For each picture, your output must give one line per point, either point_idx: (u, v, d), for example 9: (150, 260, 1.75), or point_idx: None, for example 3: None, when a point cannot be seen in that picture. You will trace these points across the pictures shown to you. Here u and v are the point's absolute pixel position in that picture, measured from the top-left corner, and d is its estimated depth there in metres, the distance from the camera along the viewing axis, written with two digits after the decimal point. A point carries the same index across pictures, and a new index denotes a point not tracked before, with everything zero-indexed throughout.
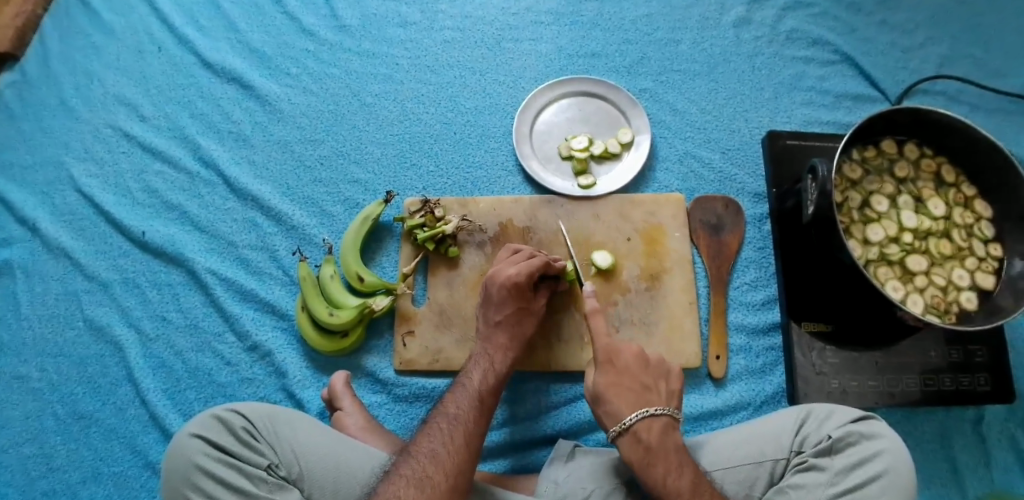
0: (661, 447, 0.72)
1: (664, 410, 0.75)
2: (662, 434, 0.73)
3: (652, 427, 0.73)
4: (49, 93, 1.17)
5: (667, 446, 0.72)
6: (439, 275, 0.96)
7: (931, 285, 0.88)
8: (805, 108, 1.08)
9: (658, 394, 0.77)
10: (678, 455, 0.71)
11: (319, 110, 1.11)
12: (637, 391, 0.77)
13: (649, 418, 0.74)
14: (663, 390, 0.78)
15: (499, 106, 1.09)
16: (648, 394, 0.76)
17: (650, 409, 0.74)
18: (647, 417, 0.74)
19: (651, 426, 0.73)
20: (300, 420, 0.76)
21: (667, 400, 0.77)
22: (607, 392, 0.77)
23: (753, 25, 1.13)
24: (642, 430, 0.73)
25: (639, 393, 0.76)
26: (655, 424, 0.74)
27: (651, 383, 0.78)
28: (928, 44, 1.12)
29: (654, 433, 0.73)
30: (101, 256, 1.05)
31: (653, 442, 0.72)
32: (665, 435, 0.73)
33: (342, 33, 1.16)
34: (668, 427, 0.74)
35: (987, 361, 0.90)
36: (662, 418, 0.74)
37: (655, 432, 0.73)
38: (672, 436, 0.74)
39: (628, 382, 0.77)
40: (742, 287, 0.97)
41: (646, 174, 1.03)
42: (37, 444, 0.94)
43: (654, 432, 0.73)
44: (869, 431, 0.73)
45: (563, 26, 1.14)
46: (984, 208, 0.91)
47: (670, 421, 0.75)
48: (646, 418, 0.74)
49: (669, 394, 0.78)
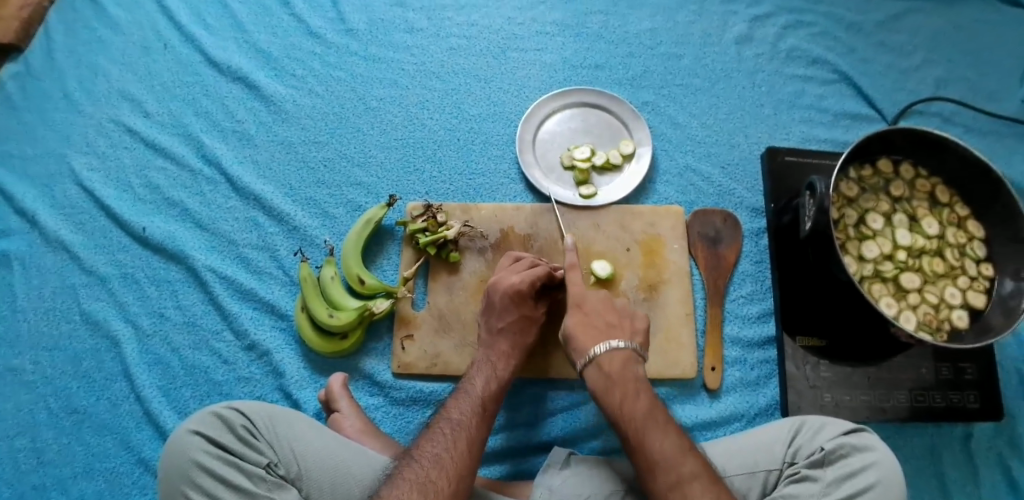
0: (621, 376, 0.75)
1: (625, 342, 0.78)
2: (622, 364, 0.76)
3: (614, 358, 0.77)
4: (53, 86, 1.17)
5: (627, 375, 0.75)
6: (439, 280, 0.97)
7: (924, 302, 0.90)
8: (804, 125, 1.10)
9: (622, 330, 0.81)
10: (636, 383, 0.75)
11: (324, 112, 1.12)
12: (601, 328, 0.81)
13: (611, 350, 0.77)
14: (628, 327, 0.82)
15: (503, 114, 1.11)
16: (613, 330, 0.80)
17: (612, 341, 0.78)
18: (608, 349, 0.77)
19: (613, 357, 0.77)
20: (300, 421, 0.76)
21: (631, 336, 0.80)
22: (575, 330, 0.81)
23: (754, 43, 1.15)
24: (605, 361, 0.77)
25: (602, 330, 0.80)
26: (617, 355, 0.77)
27: (615, 320, 0.82)
28: (924, 66, 1.15)
29: (614, 364, 0.76)
30: (100, 251, 1.05)
31: (613, 371, 0.76)
32: (625, 365, 0.76)
33: (349, 37, 1.17)
34: (630, 358, 0.77)
35: (977, 379, 0.92)
36: (623, 350, 0.77)
37: (615, 361, 0.76)
38: (633, 367, 0.77)
39: (594, 320, 0.82)
40: (738, 300, 0.98)
41: (647, 186, 1.05)
42: (28, 438, 0.93)
43: (616, 362, 0.76)
44: (861, 443, 0.74)
45: (568, 38, 1.16)
46: (977, 228, 0.93)
47: (631, 353, 0.78)
48: (610, 350, 0.77)
49: (633, 331, 0.81)
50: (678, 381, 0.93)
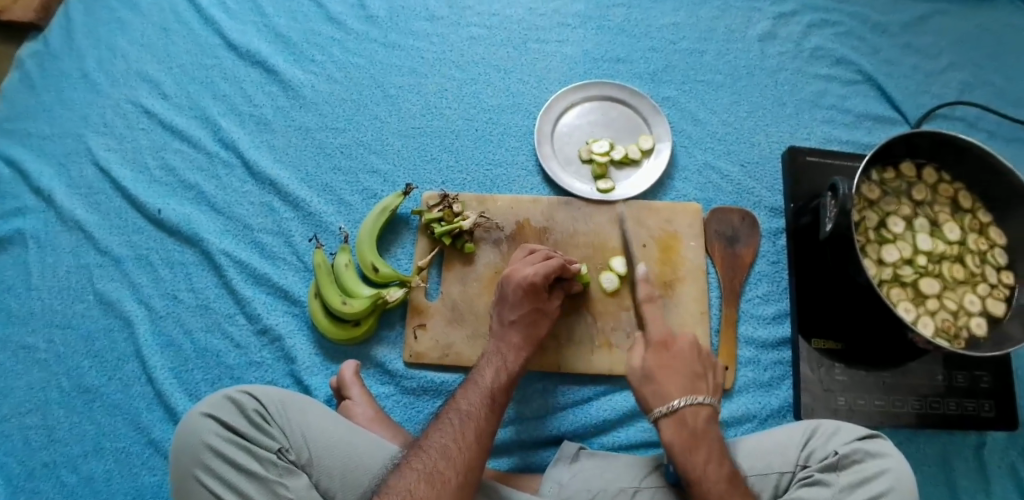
0: (704, 435, 0.75)
1: (710, 400, 0.78)
2: (706, 422, 0.76)
3: (699, 414, 0.76)
4: (72, 65, 1.16)
5: (709, 433, 0.75)
6: (453, 270, 0.96)
7: (942, 308, 0.89)
8: (826, 126, 1.08)
9: (706, 385, 0.81)
10: (718, 446, 0.74)
11: (342, 98, 1.11)
12: (686, 380, 0.80)
13: (696, 406, 0.77)
14: (708, 382, 0.82)
15: (522, 106, 1.10)
16: (697, 384, 0.80)
17: (698, 397, 0.78)
18: (695, 404, 0.77)
19: (698, 412, 0.76)
20: (313, 408, 0.76)
21: (711, 392, 0.81)
22: (659, 374, 0.80)
23: (777, 41, 1.14)
24: (690, 415, 0.76)
25: (690, 381, 0.80)
26: (702, 411, 0.77)
27: (699, 373, 0.82)
28: (950, 70, 1.13)
29: (699, 420, 0.76)
30: (115, 231, 1.05)
31: (698, 428, 0.75)
32: (707, 424, 0.76)
33: (368, 23, 1.16)
34: (710, 417, 0.77)
35: (993, 388, 0.91)
36: (708, 406, 0.77)
37: (700, 421, 0.76)
38: (713, 426, 0.76)
39: (678, 370, 0.81)
40: (754, 300, 0.97)
41: (665, 182, 1.04)
42: (40, 415, 0.93)
43: (699, 419, 0.76)
44: (876, 449, 0.74)
45: (589, 30, 1.15)
46: (999, 235, 0.92)
47: (712, 410, 0.78)
48: (695, 404, 0.77)
49: (713, 387, 0.82)
50: None
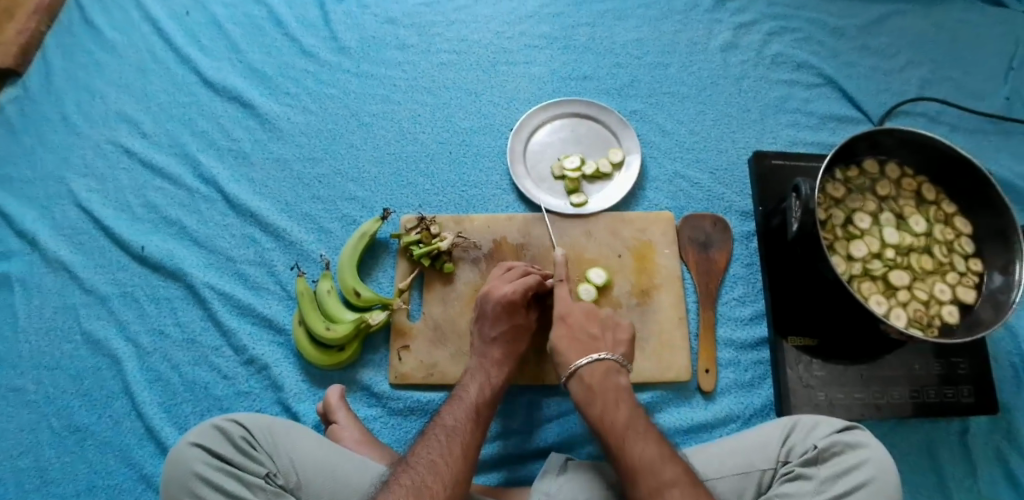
0: (601, 387, 0.77)
1: (606, 354, 0.80)
2: (603, 374, 0.78)
3: (595, 370, 0.78)
4: (52, 109, 1.19)
5: (607, 386, 0.77)
6: (434, 291, 0.98)
7: (914, 299, 0.90)
8: (791, 129, 1.11)
9: (605, 342, 0.82)
10: (617, 393, 0.76)
11: (317, 128, 1.14)
12: (585, 342, 0.82)
13: (591, 362, 0.79)
14: (610, 338, 0.83)
15: (494, 127, 1.13)
16: (595, 343, 0.82)
17: (592, 354, 0.80)
18: (589, 362, 0.79)
19: (594, 369, 0.78)
20: (299, 431, 0.78)
21: (614, 348, 0.82)
22: (558, 340, 0.83)
23: (739, 50, 1.18)
24: (587, 373, 0.78)
25: (585, 342, 0.82)
26: (597, 365, 0.79)
27: (599, 333, 0.83)
28: (908, 67, 1.17)
29: (596, 376, 0.78)
30: (100, 270, 1.06)
31: (595, 383, 0.77)
32: (605, 376, 0.78)
33: (341, 54, 1.20)
34: (611, 369, 0.79)
35: (970, 374, 0.92)
36: (604, 360, 0.79)
37: (596, 374, 0.78)
38: (614, 377, 0.78)
39: (579, 334, 0.83)
40: (730, 303, 0.99)
41: (637, 192, 1.06)
42: (31, 457, 0.94)
43: (596, 374, 0.78)
44: (854, 440, 0.75)
45: (557, 50, 1.18)
46: (964, 224, 0.94)
47: (613, 363, 0.79)
48: (592, 361, 0.79)
49: (615, 342, 0.83)
50: (672, 384, 0.94)
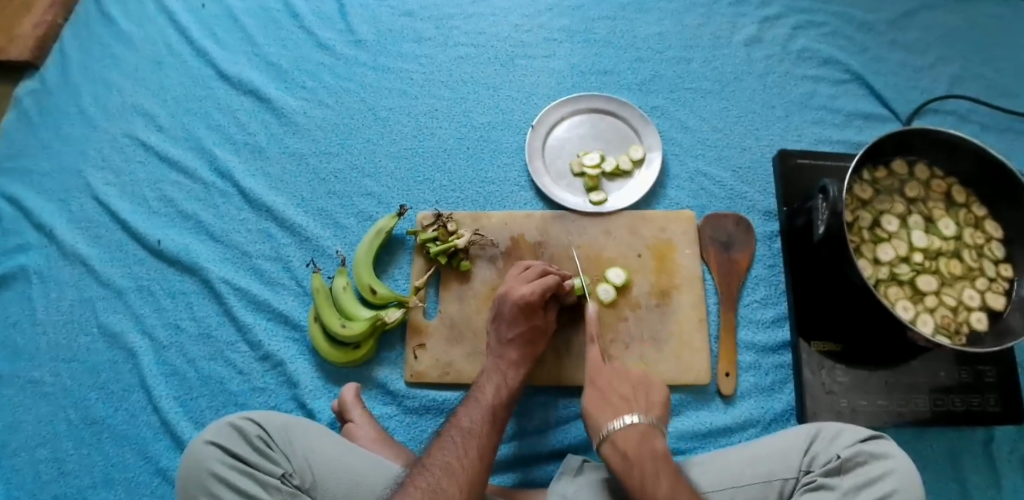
0: (638, 454, 0.72)
1: (640, 418, 0.76)
2: (638, 441, 0.73)
3: (629, 436, 0.74)
4: (68, 101, 1.19)
5: (644, 452, 0.72)
6: (450, 289, 0.97)
7: (941, 305, 0.88)
8: (816, 126, 1.09)
9: (638, 404, 0.78)
10: (654, 461, 0.71)
11: (333, 123, 1.13)
12: (617, 403, 0.79)
13: (626, 426, 0.75)
14: (643, 399, 0.79)
15: (512, 122, 1.11)
16: (629, 405, 0.78)
17: (626, 417, 0.76)
18: (623, 426, 0.75)
19: (628, 435, 0.74)
20: (315, 431, 0.77)
21: (647, 410, 0.78)
22: (590, 408, 0.79)
23: (764, 44, 1.15)
24: (620, 438, 0.74)
25: (619, 405, 0.78)
26: (632, 431, 0.74)
27: (631, 394, 0.80)
28: (939, 64, 1.13)
29: (631, 441, 0.73)
30: (117, 264, 1.06)
31: (630, 450, 0.73)
32: (642, 442, 0.73)
33: (357, 47, 1.18)
34: (647, 433, 0.75)
35: (997, 382, 0.90)
36: (638, 424, 0.75)
37: (631, 440, 0.73)
38: (651, 443, 0.74)
39: (610, 396, 0.80)
40: (752, 304, 0.97)
41: (657, 190, 1.04)
42: (49, 449, 0.94)
43: (631, 439, 0.74)
44: (879, 450, 0.73)
45: (577, 43, 1.16)
46: (995, 228, 0.91)
47: (647, 428, 0.75)
48: (625, 427, 0.75)
49: (649, 404, 0.79)
50: (691, 387, 0.93)
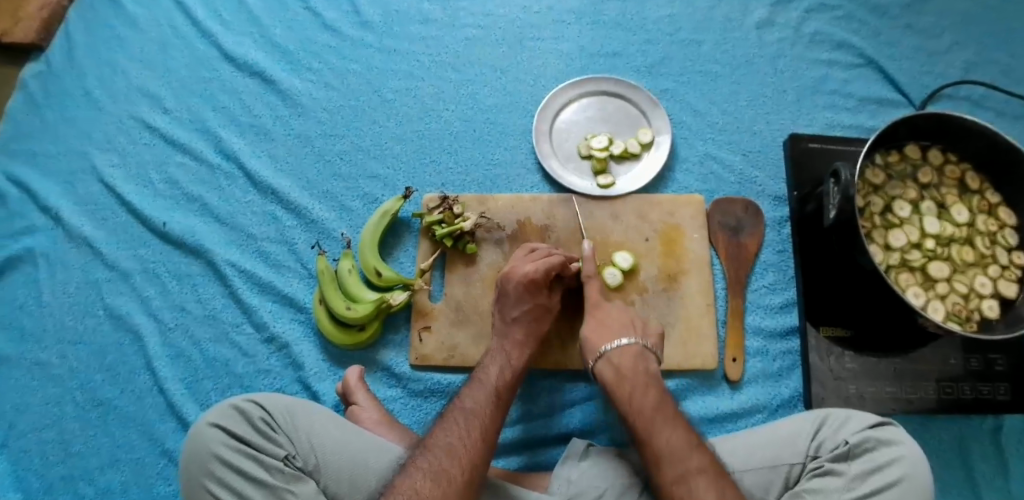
0: (631, 371, 0.78)
1: (635, 340, 0.81)
2: (633, 360, 0.79)
3: (624, 355, 0.80)
4: (75, 84, 1.18)
5: (637, 371, 0.78)
6: (456, 272, 0.96)
7: (953, 292, 0.87)
8: (828, 111, 1.07)
9: (637, 329, 0.84)
10: (647, 379, 0.77)
11: (339, 105, 1.12)
12: (616, 327, 0.83)
13: (621, 348, 0.80)
14: (642, 326, 0.85)
15: (519, 105, 1.10)
16: (626, 327, 0.83)
17: (622, 339, 0.81)
18: (618, 346, 0.80)
19: (624, 353, 0.80)
20: (318, 414, 0.77)
21: (643, 336, 0.83)
22: (589, 325, 0.84)
23: (775, 27, 1.13)
24: (616, 357, 0.80)
25: (617, 327, 0.83)
26: (627, 351, 0.80)
27: (630, 322, 0.84)
28: (953, 49, 1.11)
29: (625, 359, 0.79)
30: (123, 246, 1.06)
31: (623, 367, 0.79)
32: (636, 362, 0.79)
33: (364, 29, 1.17)
34: (641, 354, 0.80)
35: (1008, 371, 0.88)
36: (632, 346, 0.80)
37: (625, 357, 0.79)
38: (643, 361, 0.80)
39: (609, 323, 0.84)
40: (760, 290, 0.96)
41: (666, 174, 1.03)
42: (56, 430, 0.95)
43: (627, 358, 0.79)
44: (887, 437, 0.72)
45: (585, 25, 1.14)
46: (1008, 215, 0.90)
47: (641, 350, 0.81)
48: (621, 346, 0.80)
49: (648, 332, 0.84)
50: (698, 372, 0.92)
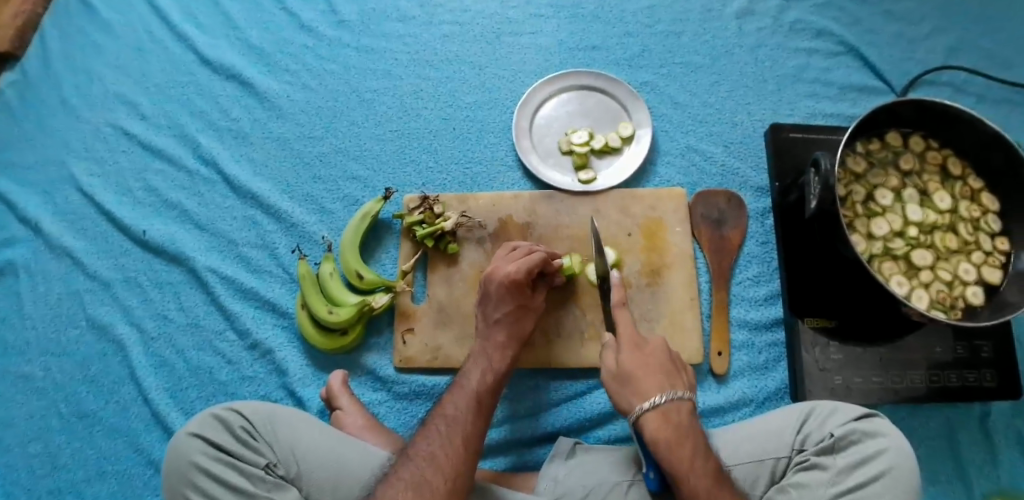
0: (688, 430, 0.69)
1: (688, 394, 0.72)
2: (689, 417, 0.70)
3: (680, 410, 0.70)
4: (50, 92, 1.16)
5: (693, 430, 0.70)
6: (438, 272, 0.96)
7: (937, 279, 0.87)
8: (809, 100, 1.06)
9: (682, 379, 0.75)
10: (702, 440, 0.69)
11: (318, 106, 1.11)
12: (662, 373, 0.74)
13: (676, 402, 0.71)
14: (685, 376, 0.76)
15: (498, 101, 1.08)
16: (673, 378, 0.75)
17: (677, 392, 0.72)
18: (675, 399, 0.71)
19: (679, 408, 0.71)
20: (300, 420, 0.76)
21: (689, 388, 0.75)
22: (632, 372, 0.74)
23: (755, 17, 1.12)
24: (671, 412, 0.70)
25: (665, 376, 0.74)
26: (682, 407, 0.71)
27: (672, 366, 0.76)
28: (934, 34, 1.10)
29: (682, 415, 0.70)
30: (103, 256, 1.05)
31: (681, 425, 0.69)
32: (691, 419, 0.71)
33: (341, 29, 1.15)
34: (691, 409, 0.72)
35: (993, 357, 0.88)
36: (687, 401, 0.72)
37: (683, 416, 0.70)
38: (696, 420, 0.71)
39: (651, 362, 0.75)
40: (744, 282, 0.96)
41: (647, 168, 1.03)
42: (41, 443, 0.94)
43: (682, 414, 0.70)
44: (871, 428, 0.72)
45: (563, 19, 1.13)
46: (991, 201, 0.89)
47: (693, 404, 0.72)
48: (675, 400, 0.71)
49: (690, 382, 0.76)
50: (684, 366, 0.92)
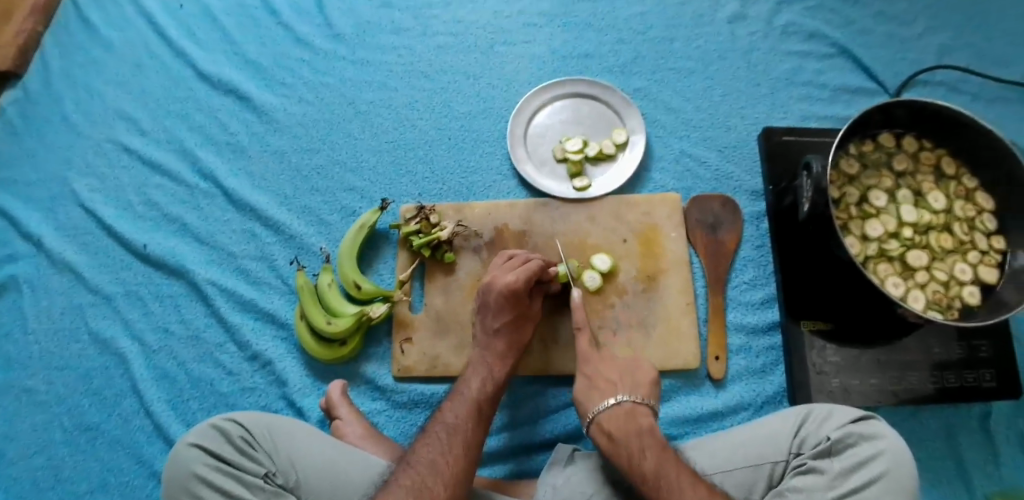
0: (603, 394, 0.80)
1: (607, 363, 0.83)
2: (604, 384, 0.81)
3: (595, 380, 0.81)
4: (51, 109, 1.18)
5: (609, 394, 0.80)
6: (435, 281, 0.96)
7: (933, 280, 0.86)
8: (803, 102, 1.07)
9: (606, 353, 0.85)
10: (619, 400, 0.79)
11: (315, 119, 1.12)
12: (588, 354, 0.85)
13: (593, 373, 0.82)
14: (613, 350, 0.86)
15: (493, 111, 1.09)
16: (598, 354, 0.85)
17: (593, 364, 0.83)
18: (590, 372, 0.82)
19: (595, 379, 0.82)
20: (299, 430, 0.77)
21: (614, 359, 0.85)
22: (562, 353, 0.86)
23: (748, 21, 1.12)
24: (587, 383, 0.82)
25: (588, 355, 0.85)
26: (598, 376, 0.82)
27: (601, 345, 0.86)
28: (927, 34, 1.11)
29: (598, 384, 0.81)
30: (104, 270, 1.06)
31: (597, 392, 0.80)
32: (607, 384, 0.81)
33: (336, 42, 1.17)
34: (614, 377, 0.82)
35: (992, 357, 0.88)
36: (606, 371, 0.82)
37: (597, 383, 0.81)
38: (617, 385, 0.81)
39: (583, 347, 0.86)
40: (741, 286, 0.96)
41: (642, 173, 1.03)
42: (45, 457, 0.95)
43: (597, 383, 0.81)
44: (869, 431, 0.72)
45: (557, 28, 1.14)
46: (986, 200, 0.89)
47: (613, 372, 0.82)
48: (591, 373, 0.82)
49: (620, 353, 0.85)
50: (682, 372, 0.92)
